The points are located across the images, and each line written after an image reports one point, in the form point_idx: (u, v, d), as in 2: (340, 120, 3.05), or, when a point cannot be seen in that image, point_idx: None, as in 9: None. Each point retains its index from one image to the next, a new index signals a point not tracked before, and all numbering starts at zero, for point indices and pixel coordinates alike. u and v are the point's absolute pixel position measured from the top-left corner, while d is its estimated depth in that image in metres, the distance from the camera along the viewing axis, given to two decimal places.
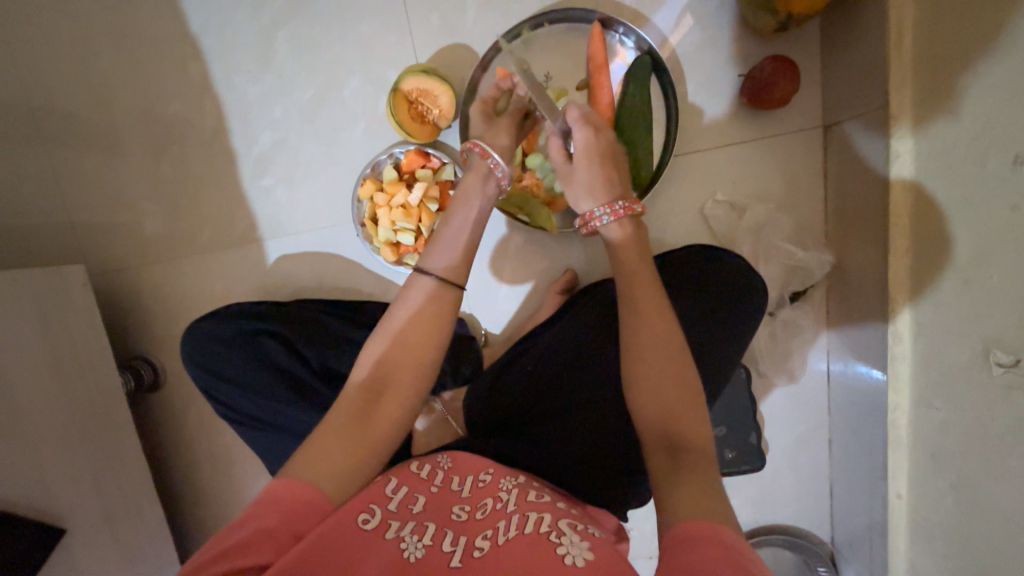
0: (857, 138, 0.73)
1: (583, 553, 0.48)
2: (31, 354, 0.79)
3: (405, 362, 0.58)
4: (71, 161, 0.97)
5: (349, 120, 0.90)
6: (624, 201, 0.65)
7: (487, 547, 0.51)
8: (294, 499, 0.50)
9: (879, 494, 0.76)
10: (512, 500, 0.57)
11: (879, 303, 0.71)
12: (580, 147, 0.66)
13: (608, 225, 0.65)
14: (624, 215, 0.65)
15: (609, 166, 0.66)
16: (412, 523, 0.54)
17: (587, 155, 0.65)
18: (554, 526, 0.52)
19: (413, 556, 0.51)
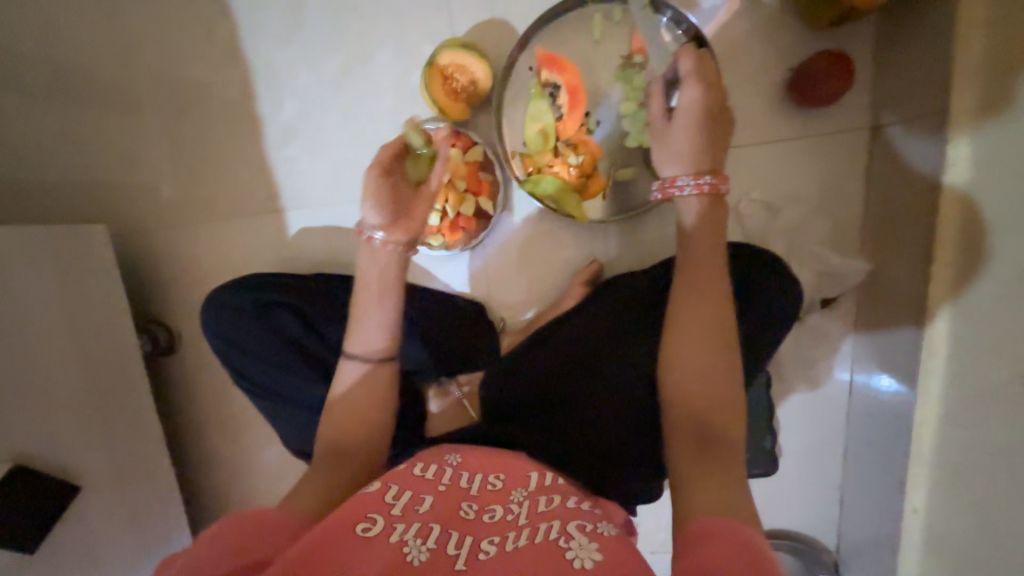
0: (908, 142, 0.70)
1: (591, 556, 0.48)
2: (49, 310, 0.79)
3: (353, 420, 0.66)
4: (94, 119, 0.96)
5: (378, 92, 0.87)
6: (714, 177, 0.62)
7: (493, 551, 0.52)
8: (272, 522, 0.54)
9: (892, 509, 0.76)
10: (523, 512, 0.57)
11: (916, 316, 0.69)
12: (682, 106, 0.63)
13: (687, 196, 0.63)
14: (708, 191, 0.63)
15: (707, 131, 0.63)
16: (417, 525, 0.54)
17: (690, 115, 0.63)
18: (562, 531, 0.52)
19: (416, 559, 0.50)
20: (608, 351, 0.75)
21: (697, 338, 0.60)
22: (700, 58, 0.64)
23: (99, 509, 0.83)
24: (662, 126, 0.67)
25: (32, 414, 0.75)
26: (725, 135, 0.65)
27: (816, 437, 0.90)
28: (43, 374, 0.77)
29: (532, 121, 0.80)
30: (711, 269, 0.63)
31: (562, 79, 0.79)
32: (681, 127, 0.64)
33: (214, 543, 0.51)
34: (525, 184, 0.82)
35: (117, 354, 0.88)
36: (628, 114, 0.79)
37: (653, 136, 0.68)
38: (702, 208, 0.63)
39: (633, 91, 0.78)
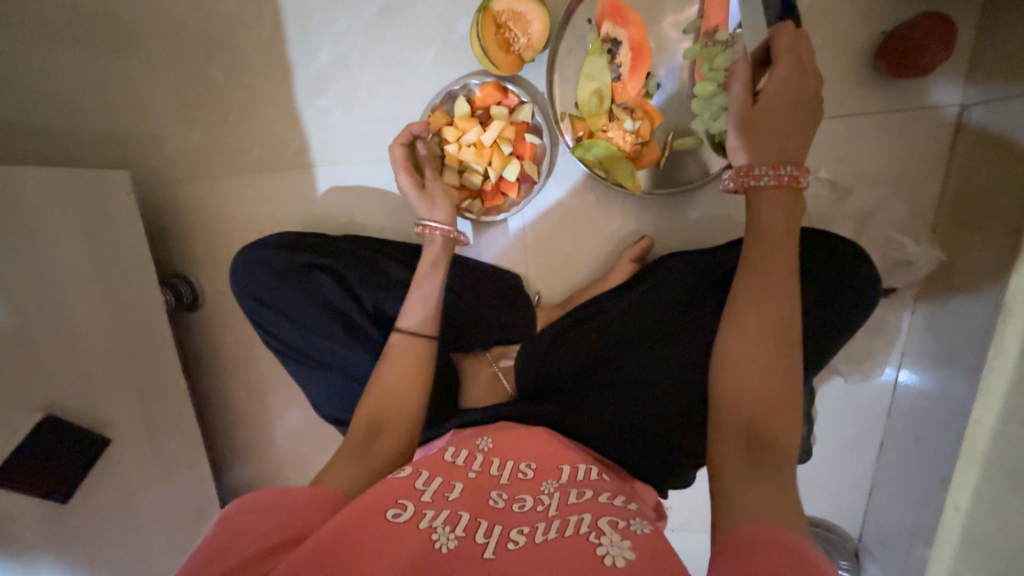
0: (1006, 122, 0.64)
1: (623, 553, 0.46)
2: (76, 260, 0.75)
3: (387, 406, 0.64)
4: (112, 54, 0.89)
5: (421, 40, 0.81)
6: (795, 166, 0.60)
7: (523, 542, 0.50)
8: (302, 499, 0.51)
9: (933, 505, 0.75)
10: (553, 504, 0.55)
11: (994, 311, 0.65)
12: (771, 88, 0.61)
13: (764, 185, 0.60)
14: (788, 184, 0.60)
15: (792, 118, 0.60)
16: (446, 512, 0.52)
17: (780, 98, 0.60)
18: (594, 525, 0.50)
19: (444, 547, 0.48)
20: (658, 335, 0.73)
21: (751, 331, 0.58)
22: (796, 38, 0.61)
23: (130, 460, 0.83)
24: (744, 107, 0.63)
25: (66, 365, 0.73)
26: (812, 125, 0.62)
27: (855, 429, 0.89)
28: (73, 324, 0.75)
29: (587, 80, 0.74)
30: (770, 256, 0.60)
31: (625, 34, 0.73)
32: (767, 111, 0.61)
33: (239, 517, 0.49)
34: (576, 148, 0.77)
35: (145, 306, 0.85)
36: (701, 95, 0.72)
37: (730, 119, 0.64)
38: (777, 197, 0.60)
39: (714, 72, 0.71)
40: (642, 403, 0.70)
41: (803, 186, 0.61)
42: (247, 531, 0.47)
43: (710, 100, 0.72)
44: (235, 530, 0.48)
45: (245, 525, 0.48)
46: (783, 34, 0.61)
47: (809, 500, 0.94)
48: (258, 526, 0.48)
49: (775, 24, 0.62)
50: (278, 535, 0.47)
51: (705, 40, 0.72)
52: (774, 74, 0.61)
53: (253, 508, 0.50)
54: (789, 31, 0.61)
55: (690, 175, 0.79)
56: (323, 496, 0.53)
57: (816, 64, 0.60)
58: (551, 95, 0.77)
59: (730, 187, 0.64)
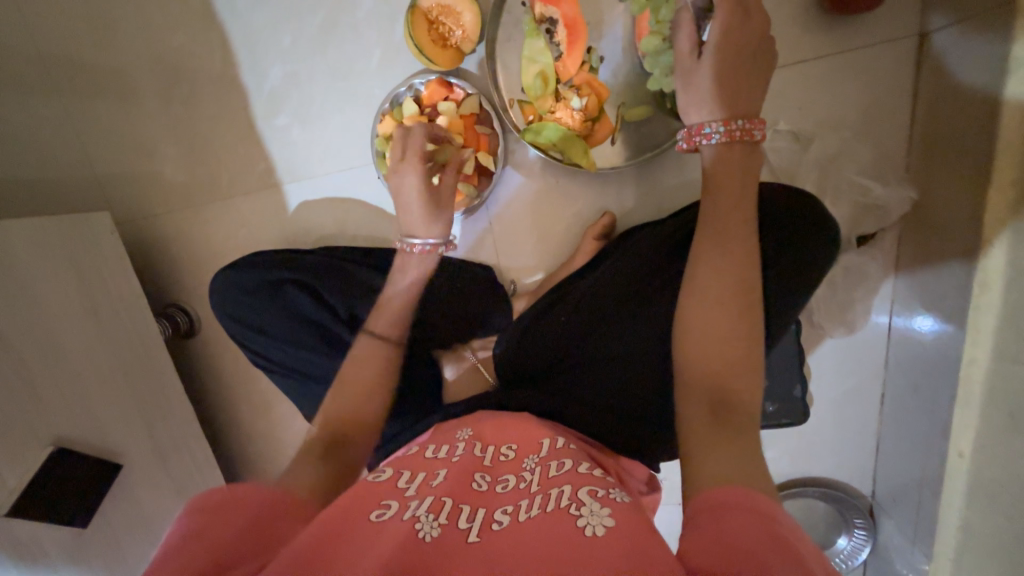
0: (962, 47, 0.61)
1: (604, 521, 0.47)
2: (70, 302, 0.80)
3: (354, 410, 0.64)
4: (82, 103, 0.93)
5: (364, 47, 0.82)
6: (745, 121, 0.58)
7: (507, 521, 0.50)
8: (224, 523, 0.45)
9: (937, 453, 0.73)
10: (535, 479, 0.56)
11: (971, 247, 0.62)
12: (716, 37, 0.59)
13: (715, 145, 0.60)
14: (738, 139, 0.59)
15: (737, 72, 0.59)
16: (431, 500, 0.52)
17: (721, 50, 0.59)
18: (573, 498, 0.51)
19: (429, 535, 0.48)
20: (630, 305, 0.73)
21: (714, 295, 0.57)
22: None
23: (144, 483, 0.87)
24: (690, 61, 0.62)
25: (71, 403, 0.78)
26: (759, 77, 0.60)
27: (852, 384, 0.86)
28: (72, 360, 0.79)
29: (529, 63, 0.73)
30: (726, 212, 0.59)
31: (558, 12, 0.71)
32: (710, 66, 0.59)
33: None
34: (526, 133, 0.76)
35: (140, 338, 0.89)
36: (650, 51, 0.70)
37: (680, 75, 0.63)
38: (733, 154, 0.59)
39: (659, 25, 0.68)
40: (615, 379, 0.70)
41: (759, 139, 0.60)
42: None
43: (656, 57, 0.69)
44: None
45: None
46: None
47: (813, 459, 0.92)
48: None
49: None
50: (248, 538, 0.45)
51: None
52: (713, 24, 0.59)
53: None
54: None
55: (652, 143, 0.79)
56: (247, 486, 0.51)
57: (756, 10, 0.58)
58: (495, 83, 0.77)
59: (684, 147, 0.63)
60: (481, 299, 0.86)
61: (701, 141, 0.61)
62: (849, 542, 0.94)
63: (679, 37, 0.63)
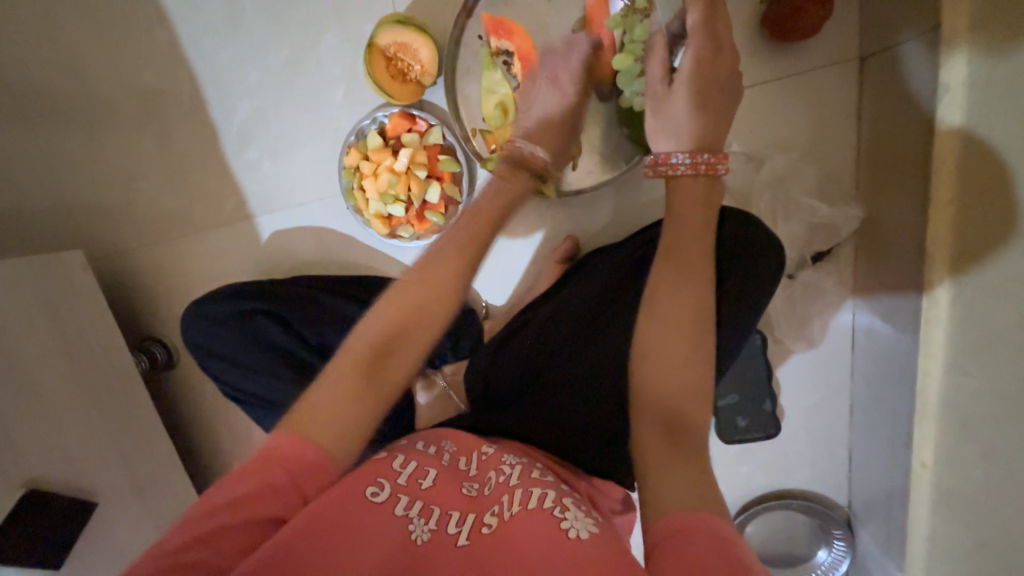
0: (897, 71, 0.64)
1: (588, 526, 0.48)
2: (42, 340, 0.81)
3: (407, 337, 0.55)
4: (54, 141, 0.95)
5: (329, 81, 0.84)
6: (710, 154, 0.61)
7: (496, 524, 0.49)
8: (248, 490, 0.47)
9: (900, 464, 0.73)
10: (514, 474, 0.54)
11: (916, 262, 0.64)
12: (685, 67, 0.61)
13: (681, 175, 0.62)
14: (703, 171, 0.62)
15: (707, 101, 0.62)
16: (418, 503, 0.50)
17: (693, 80, 0.61)
18: (557, 501, 0.51)
19: (420, 539, 0.47)
20: (595, 327, 0.74)
21: (673, 318, 0.58)
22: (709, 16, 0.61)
23: (120, 519, 0.87)
24: (661, 88, 0.64)
25: (44, 442, 0.78)
26: (711, 105, 0.62)
27: (820, 396, 0.87)
28: (46, 398, 0.79)
29: (488, 94, 0.76)
30: (682, 239, 0.61)
31: (513, 45, 0.74)
32: (679, 95, 0.62)
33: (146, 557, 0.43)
34: (487, 161, 0.77)
35: (116, 372, 0.90)
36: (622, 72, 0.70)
37: (652, 100, 0.65)
38: (692, 184, 0.62)
39: (632, 44, 0.69)
40: (579, 401, 0.71)
41: (721, 173, 0.63)
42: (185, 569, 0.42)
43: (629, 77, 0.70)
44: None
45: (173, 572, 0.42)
46: (697, 6, 0.61)
47: (788, 472, 0.92)
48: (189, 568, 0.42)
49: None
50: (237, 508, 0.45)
51: (625, 10, 0.69)
52: (686, 53, 0.62)
53: (174, 537, 0.44)
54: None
55: (616, 164, 0.80)
56: (298, 428, 0.51)
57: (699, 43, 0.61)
58: (456, 115, 0.79)
59: (650, 174, 0.64)
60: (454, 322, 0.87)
61: (669, 168, 0.63)
62: (829, 554, 0.94)
63: (652, 63, 0.65)
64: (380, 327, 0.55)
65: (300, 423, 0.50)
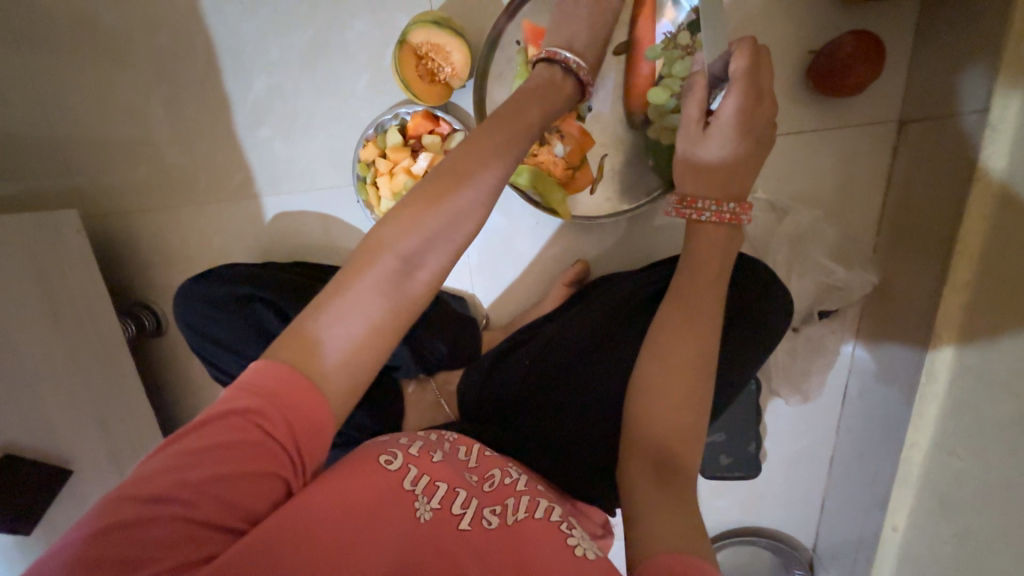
0: (936, 144, 0.63)
1: (592, 546, 0.48)
2: (30, 300, 0.79)
3: (433, 265, 0.49)
4: (55, 90, 0.90)
5: (353, 68, 0.80)
6: (737, 205, 0.60)
7: (497, 521, 0.48)
8: (220, 438, 0.40)
9: (873, 522, 0.75)
10: (521, 479, 0.56)
11: (921, 336, 0.65)
12: (722, 111, 0.59)
13: (704, 222, 0.61)
14: (727, 221, 0.60)
15: (741, 150, 0.60)
16: (425, 479, 0.49)
17: (731, 127, 0.59)
18: (563, 516, 0.51)
19: (422, 517, 0.46)
20: (596, 356, 0.73)
21: (676, 359, 0.58)
22: (755, 62, 0.59)
23: (95, 486, 0.86)
24: (696, 127, 0.62)
25: (24, 403, 0.76)
26: (751, 156, 0.60)
27: (804, 444, 0.88)
28: (29, 360, 0.78)
29: None
30: (696, 282, 0.61)
31: None
32: (715, 140, 0.60)
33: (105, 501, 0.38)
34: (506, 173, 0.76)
35: (102, 339, 0.88)
36: (655, 101, 0.69)
37: (684, 138, 0.62)
38: (713, 233, 0.61)
39: (670, 78, 0.68)
40: (570, 428, 0.71)
41: (743, 223, 0.62)
42: (153, 524, 0.38)
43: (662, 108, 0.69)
44: (112, 544, 0.37)
45: (140, 526, 0.38)
46: (743, 51, 0.58)
47: (761, 512, 0.94)
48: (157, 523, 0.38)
49: (739, 39, 0.59)
50: (216, 458, 0.40)
51: (668, 42, 0.68)
52: (727, 97, 0.59)
53: (136, 483, 0.39)
54: (748, 44, 0.59)
55: (638, 193, 0.79)
56: (285, 366, 0.43)
57: (759, 91, 0.58)
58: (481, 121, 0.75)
59: (673, 214, 0.64)
60: (453, 330, 0.85)
61: (692, 213, 0.61)
62: None
63: (689, 100, 0.63)
64: (405, 244, 0.47)
65: (291, 368, 0.43)
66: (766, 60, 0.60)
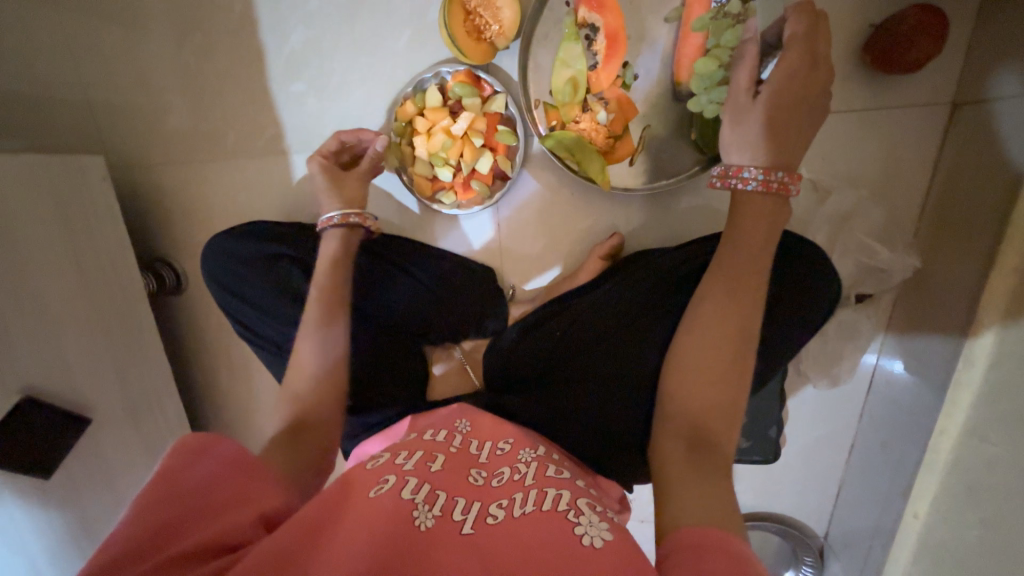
0: (991, 126, 0.62)
1: (602, 534, 0.44)
2: (53, 246, 0.77)
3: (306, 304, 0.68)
4: (85, 34, 0.88)
5: (395, 24, 0.78)
6: (785, 174, 0.58)
7: (502, 517, 0.47)
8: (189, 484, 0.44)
9: (893, 509, 0.76)
10: (530, 473, 0.53)
11: (961, 320, 0.65)
12: (777, 79, 0.57)
13: (750, 191, 0.59)
14: (775, 192, 0.58)
15: (792, 123, 0.58)
16: (425, 487, 0.49)
17: (782, 93, 0.57)
18: (572, 505, 0.48)
19: (423, 525, 0.45)
20: (626, 329, 0.72)
21: (713, 337, 0.57)
22: (814, 29, 0.57)
23: (111, 437, 0.85)
24: (746, 95, 0.60)
25: (44, 348, 0.75)
26: (808, 131, 0.59)
27: (826, 431, 0.88)
28: (50, 305, 0.76)
29: (562, 67, 0.71)
30: (738, 257, 0.59)
31: (602, 20, 0.70)
32: (771, 108, 0.58)
33: (138, 517, 0.42)
34: (546, 138, 0.75)
35: (124, 290, 0.87)
36: (701, 73, 0.67)
37: (731, 108, 0.61)
38: (764, 205, 0.59)
39: (718, 49, 0.66)
40: (599, 400, 0.69)
41: (791, 195, 0.59)
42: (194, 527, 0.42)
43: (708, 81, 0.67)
44: None
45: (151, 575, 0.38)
46: (802, 19, 0.57)
47: (775, 496, 0.95)
48: (194, 524, 0.42)
49: (795, 5, 0.58)
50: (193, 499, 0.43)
51: (718, 10, 0.65)
52: (782, 65, 0.57)
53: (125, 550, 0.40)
54: (806, 11, 0.57)
55: (674, 169, 0.78)
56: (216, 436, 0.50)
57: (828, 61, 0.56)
58: (524, 83, 0.75)
59: (715, 185, 0.62)
60: (474, 302, 0.84)
61: (735, 183, 0.60)
62: None
63: (739, 69, 0.61)
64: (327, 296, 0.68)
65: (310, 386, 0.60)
66: (823, 30, 0.58)
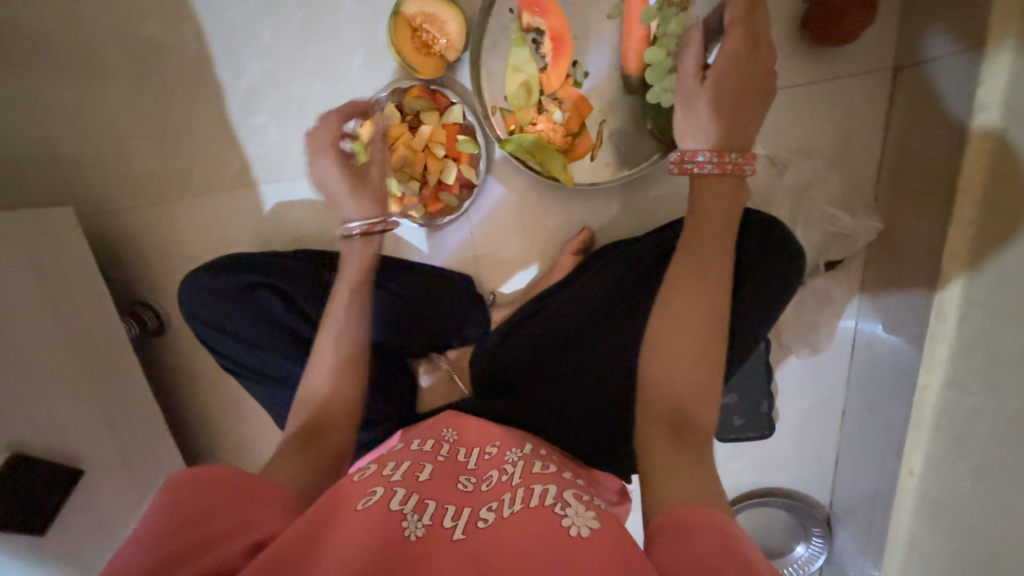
0: (931, 86, 0.64)
1: (588, 522, 0.44)
2: (29, 300, 0.77)
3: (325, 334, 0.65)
4: (44, 89, 0.88)
5: (348, 48, 0.80)
6: (739, 154, 0.59)
7: (492, 519, 0.47)
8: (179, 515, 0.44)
9: (889, 469, 0.76)
10: (516, 471, 0.53)
11: (927, 276, 0.66)
12: (719, 62, 0.59)
13: (707, 174, 0.60)
14: (730, 172, 0.60)
15: (739, 103, 0.59)
16: (414, 498, 0.50)
17: (725, 75, 0.58)
18: (559, 497, 0.48)
19: (413, 535, 0.46)
20: (604, 321, 0.73)
21: (683, 319, 0.57)
22: (748, 10, 0.58)
23: (106, 485, 0.85)
24: (695, 81, 0.61)
25: (29, 403, 0.75)
26: (755, 108, 0.60)
27: (816, 400, 0.89)
28: (30, 360, 0.76)
29: (515, 72, 0.73)
30: (701, 238, 0.60)
31: (546, 23, 0.71)
32: (717, 91, 0.59)
33: (133, 552, 0.42)
34: (506, 143, 0.75)
35: (105, 337, 0.87)
36: (652, 63, 0.69)
37: (682, 95, 0.62)
38: (720, 185, 0.60)
39: (665, 38, 0.67)
40: (584, 394, 0.70)
41: (747, 175, 0.61)
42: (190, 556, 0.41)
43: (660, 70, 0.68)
44: None
45: None
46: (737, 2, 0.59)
47: (776, 471, 0.95)
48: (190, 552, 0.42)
49: None
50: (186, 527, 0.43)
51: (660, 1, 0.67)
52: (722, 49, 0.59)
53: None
54: None
55: (635, 159, 0.79)
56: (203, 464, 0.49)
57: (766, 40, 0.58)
58: (478, 91, 0.77)
59: (675, 172, 0.62)
60: (454, 312, 0.84)
61: (693, 167, 0.60)
62: (806, 549, 0.99)
63: (685, 56, 0.62)
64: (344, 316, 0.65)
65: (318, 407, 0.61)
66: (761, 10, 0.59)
